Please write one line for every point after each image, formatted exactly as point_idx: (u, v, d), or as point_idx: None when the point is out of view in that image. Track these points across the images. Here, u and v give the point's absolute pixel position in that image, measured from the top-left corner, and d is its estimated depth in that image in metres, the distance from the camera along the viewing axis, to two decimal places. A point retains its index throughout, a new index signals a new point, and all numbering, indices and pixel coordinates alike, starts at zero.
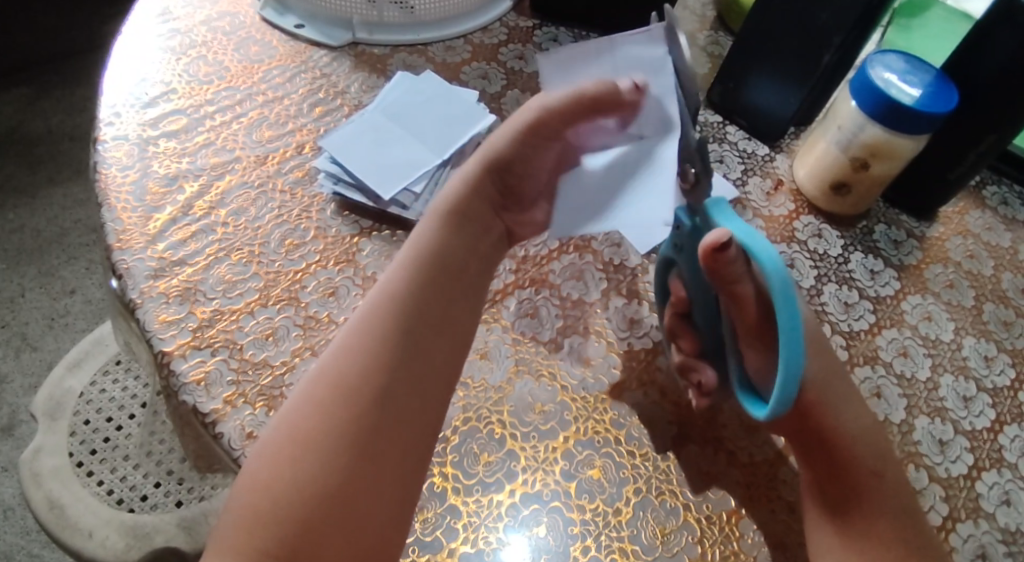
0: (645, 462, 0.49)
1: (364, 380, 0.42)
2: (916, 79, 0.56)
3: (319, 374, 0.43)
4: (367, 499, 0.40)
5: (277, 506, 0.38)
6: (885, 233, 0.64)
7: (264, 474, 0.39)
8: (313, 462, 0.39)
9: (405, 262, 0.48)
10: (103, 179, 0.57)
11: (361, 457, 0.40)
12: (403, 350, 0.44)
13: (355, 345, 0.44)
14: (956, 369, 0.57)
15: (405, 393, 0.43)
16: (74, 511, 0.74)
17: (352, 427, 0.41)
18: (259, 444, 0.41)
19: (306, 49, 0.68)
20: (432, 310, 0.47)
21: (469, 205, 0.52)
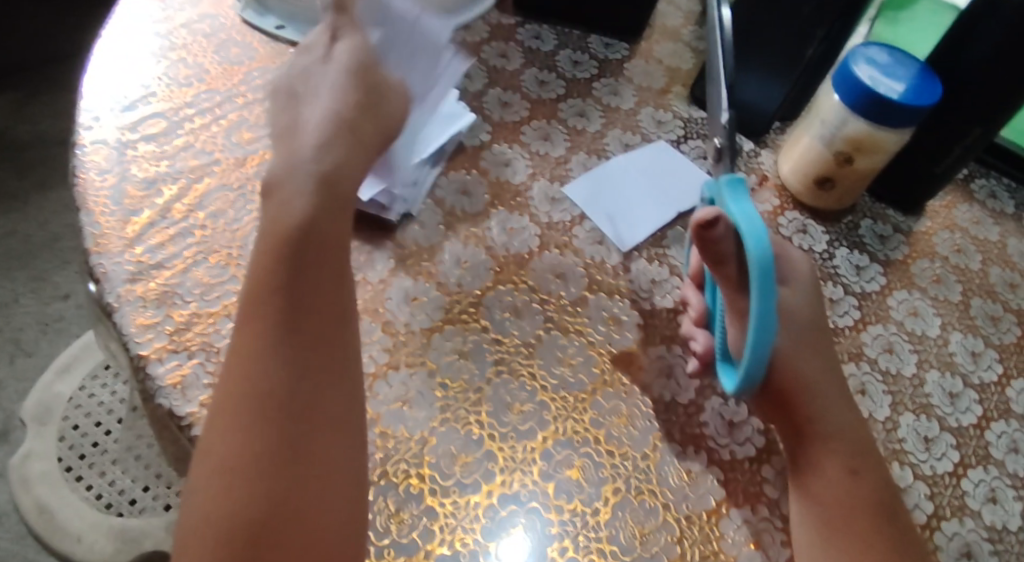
0: (625, 461, 0.49)
1: (257, 386, 0.39)
2: (900, 72, 0.56)
3: (224, 391, 0.40)
4: (301, 484, 0.38)
5: (211, 525, 0.36)
6: (871, 228, 0.63)
7: (198, 500, 0.37)
8: (236, 472, 0.37)
9: (259, 267, 0.44)
10: (81, 182, 0.57)
11: (281, 455, 0.38)
12: (293, 345, 0.41)
13: (250, 352, 0.40)
14: (942, 365, 0.56)
15: (313, 379, 0.41)
16: (64, 516, 0.76)
17: (262, 427, 0.38)
18: (192, 471, 0.38)
19: (287, 50, 0.68)
20: (308, 305, 0.43)
21: (333, 205, 0.46)
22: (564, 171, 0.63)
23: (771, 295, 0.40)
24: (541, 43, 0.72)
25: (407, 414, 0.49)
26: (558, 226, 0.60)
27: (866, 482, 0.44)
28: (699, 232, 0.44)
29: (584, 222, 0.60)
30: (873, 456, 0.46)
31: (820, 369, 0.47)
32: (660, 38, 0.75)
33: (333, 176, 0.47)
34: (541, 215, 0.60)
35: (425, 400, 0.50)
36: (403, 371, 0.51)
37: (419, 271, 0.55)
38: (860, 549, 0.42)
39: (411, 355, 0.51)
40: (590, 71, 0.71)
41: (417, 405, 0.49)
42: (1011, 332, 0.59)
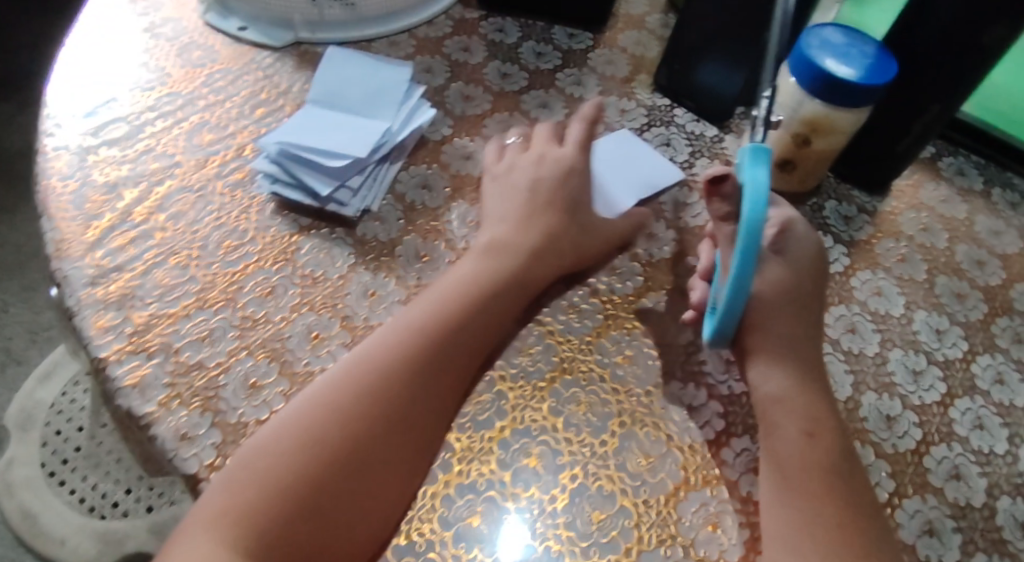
0: (583, 447, 0.49)
1: (377, 404, 0.44)
2: (855, 50, 0.55)
3: (342, 386, 0.45)
4: (359, 503, 0.42)
5: (270, 493, 0.40)
6: (836, 209, 0.63)
7: (265, 462, 0.42)
8: (321, 465, 0.42)
9: (446, 295, 0.50)
10: (44, 189, 0.58)
11: (358, 469, 0.43)
12: (405, 394, 0.45)
13: (366, 383, 0.45)
14: (905, 343, 0.56)
15: (416, 422, 0.46)
16: (47, 520, 0.76)
17: (355, 442, 0.43)
18: (269, 434, 0.43)
19: (249, 51, 0.69)
20: (460, 350, 0.48)
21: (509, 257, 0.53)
22: None
23: (760, 209, 0.41)
24: (505, 35, 0.72)
25: None
26: None
27: (817, 445, 0.44)
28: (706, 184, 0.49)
29: None
30: (828, 421, 0.46)
31: (769, 344, 0.48)
32: (625, 27, 0.75)
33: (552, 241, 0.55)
34: None
35: None
36: None
37: (378, 265, 0.56)
38: (813, 508, 0.42)
39: None
40: (553, 62, 0.71)
41: None
42: (977, 309, 0.59)
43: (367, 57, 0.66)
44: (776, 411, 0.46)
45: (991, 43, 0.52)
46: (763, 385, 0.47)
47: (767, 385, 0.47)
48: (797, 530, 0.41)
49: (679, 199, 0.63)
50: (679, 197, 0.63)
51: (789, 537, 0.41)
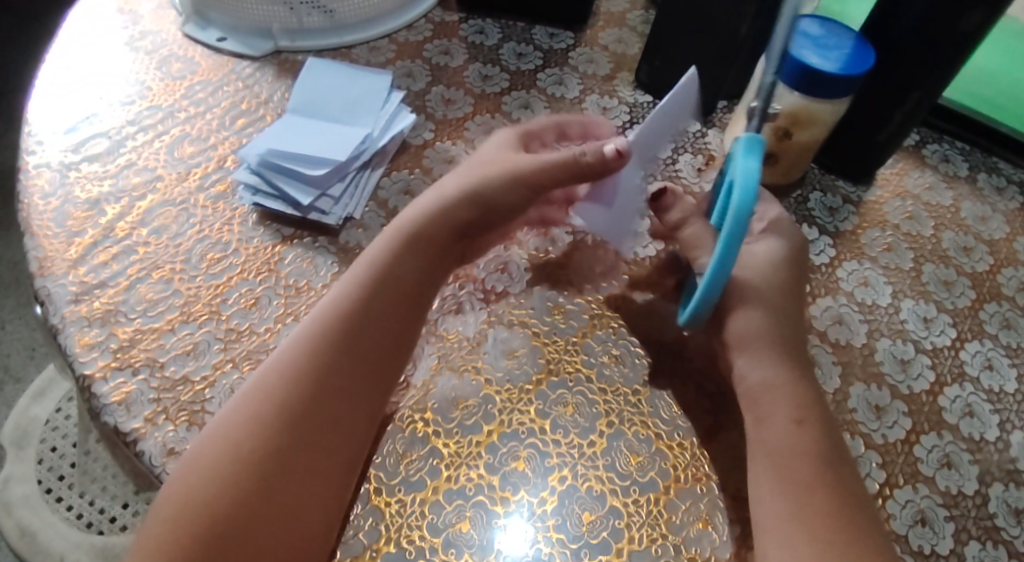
0: (571, 449, 0.49)
1: (299, 381, 0.44)
2: (831, 42, 0.55)
3: (254, 390, 0.44)
4: (293, 493, 0.41)
5: (197, 510, 0.39)
6: (821, 200, 0.63)
7: (189, 480, 0.41)
8: (244, 472, 0.40)
9: (358, 279, 0.48)
10: (25, 207, 0.58)
11: (283, 469, 0.41)
12: (322, 368, 0.44)
13: (284, 366, 0.44)
14: (893, 333, 0.56)
15: (342, 406, 0.44)
16: (46, 537, 0.76)
17: (271, 441, 0.42)
18: (196, 446, 0.42)
19: (229, 62, 0.68)
20: (381, 332, 0.47)
21: (432, 233, 0.50)
22: None
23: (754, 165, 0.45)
24: (485, 37, 0.72)
25: None
26: None
27: (806, 434, 0.43)
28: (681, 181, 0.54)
29: None
30: (815, 410, 0.45)
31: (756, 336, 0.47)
32: (606, 24, 0.74)
33: (478, 198, 0.51)
34: None
35: None
36: None
37: None
38: (805, 496, 0.41)
39: None
40: (534, 62, 0.70)
41: None
42: (965, 296, 0.59)
43: (348, 65, 0.66)
44: (762, 403, 0.46)
45: (969, 30, 0.52)
46: (750, 376, 0.47)
47: (753, 376, 0.47)
48: (788, 521, 0.41)
49: None
50: None
51: (778, 527, 0.41)
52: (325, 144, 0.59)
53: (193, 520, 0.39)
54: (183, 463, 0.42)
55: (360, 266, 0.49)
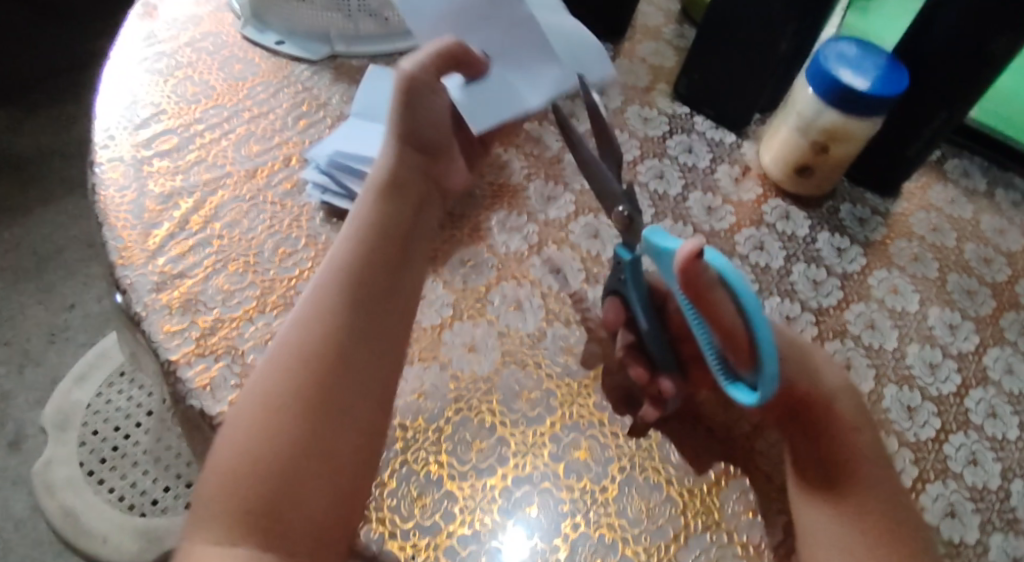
0: (628, 441, 0.52)
1: (321, 324, 0.43)
2: (870, 64, 0.59)
3: (271, 352, 0.43)
4: (343, 430, 0.41)
5: (255, 468, 0.38)
6: (851, 211, 0.66)
7: (238, 449, 0.39)
8: (285, 427, 0.40)
9: (352, 233, 0.47)
10: (103, 200, 0.60)
11: (331, 411, 0.41)
12: (343, 310, 0.44)
13: (301, 317, 0.44)
14: (922, 338, 0.60)
15: (362, 346, 0.43)
16: (88, 519, 0.75)
17: (312, 392, 0.41)
18: (227, 422, 0.41)
19: (288, 64, 0.71)
20: (381, 275, 0.46)
21: (407, 179, 0.50)
22: (558, 170, 0.66)
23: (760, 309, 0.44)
24: None
25: (423, 405, 0.52)
26: (555, 222, 0.62)
27: (854, 441, 0.47)
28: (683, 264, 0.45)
29: (579, 218, 0.62)
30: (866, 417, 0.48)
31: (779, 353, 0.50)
32: (643, 37, 0.77)
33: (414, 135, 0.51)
34: (538, 212, 0.62)
35: (439, 391, 0.53)
36: (417, 365, 0.53)
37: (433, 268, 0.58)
38: (859, 502, 0.45)
39: (424, 351, 0.54)
40: None
41: (431, 396, 0.52)
42: (986, 305, 0.63)
43: None
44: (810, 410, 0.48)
45: (999, 52, 0.56)
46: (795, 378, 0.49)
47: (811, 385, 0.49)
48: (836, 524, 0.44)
49: (703, 203, 0.65)
50: (703, 201, 0.65)
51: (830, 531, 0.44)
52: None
53: (252, 485, 0.38)
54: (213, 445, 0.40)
55: (350, 224, 0.48)
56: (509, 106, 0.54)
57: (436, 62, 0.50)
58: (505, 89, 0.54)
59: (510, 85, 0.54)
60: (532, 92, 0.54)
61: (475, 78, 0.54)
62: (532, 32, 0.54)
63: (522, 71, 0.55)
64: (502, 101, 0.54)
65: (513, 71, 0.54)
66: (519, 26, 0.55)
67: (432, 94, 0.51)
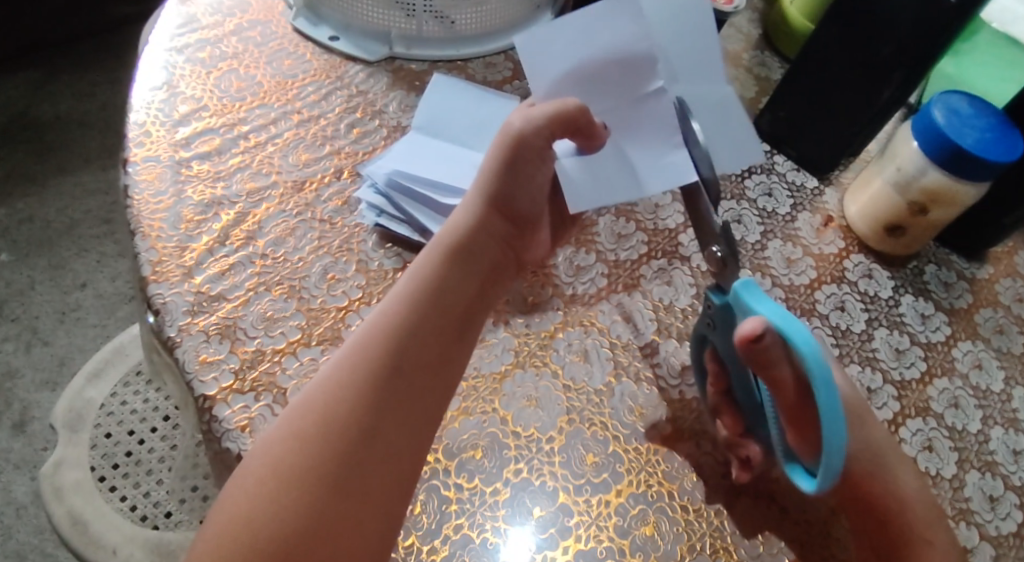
0: (700, 518, 0.48)
1: (362, 394, 0.41)
2: (982, 122, 0.53)
3: (300, 409, 0.41)
4: (356, 512, 0.39)
5: (256, 540, 0.37)
6: (936, 274, 0.62)
7: (246, 508, 0.38)
8: (293, 494, 0.38)
9: (405, 293, 0.46)
10: (135, 204, 0.55)
11: (349, 489, 0.39)
12: (384, 382, 0.42)
13: (339, 379, 0.42)
14: (1006, 421, 0.56)
15: (391, 426, 0.42)
16: (100, 527, 0.73)
17: (334, 466, 0.39)
18: (243, 469, 0.40)
19: (342, 64, 0.66)
20: (427, 347, 0.44)
21: (478, 244, 0.49)
22: (629, 206, 0.61)
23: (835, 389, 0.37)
24: None
25: (480, 463, 0.48)
26: (625, 265, 0.58)
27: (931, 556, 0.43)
28: (744, 348, 0.38)
29: (652, 261, 0.59)
30: (940, 524, 0.44)
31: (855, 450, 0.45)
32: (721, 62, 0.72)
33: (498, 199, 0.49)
34: (608, 252, 0.59)
35: (499, 450, 0.49)
36: (475, 417, 0.50)
37: (499, 316, 0.54)
38: None
39: (481, 403, 0.51)
40: None
41: (489, 453, 0.49)
42: None
43: (472, 83, 0.64)
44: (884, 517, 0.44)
45: None
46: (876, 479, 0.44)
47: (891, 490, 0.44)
48: None
49: (782, 254, 0.62)
50: (782, 251, 0.62)
51: None
52: (465, 172, 0.57)
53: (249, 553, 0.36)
54: (224, 491, 0.40)
55: (406, 282, 0.46)
56: (625, 189, 0.47)
57: (551, 124, 0.46)
58: (624, 169, 0.48)
59: (631, 165, 0.48)
60: (651, 179, 0.47)
61: (591, 151, 0.48)
62: (665, 118, 0.46)
63: (644, 149, 0.47)
64: (617, 183, 0.48)
65: (634, 148, 0.48)
66: (653, 105, 0.47)
67: (536, 159, 0.48)
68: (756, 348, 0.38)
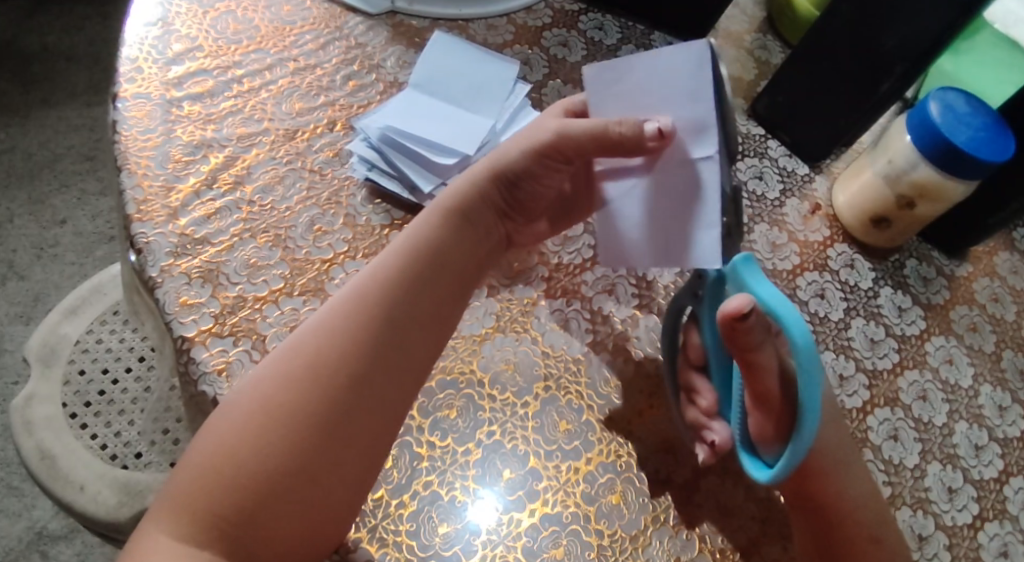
0: (665, 490, 0.48)
1: (355, 343, 0.42)
2: (976, 120, 0.53)
3: (290, 351, 0.42)
4: (340, 456, 0.40)
5: (239, 473, 0.38)
6: (916, 268, 0.63)
7: (231, 441, 0.39)
8: (282, 436, 0.39)
9: (405, 246, 0.45)
10: (123, 140, 0.55)
11: (335, 435, 0.40)
12: (378, 333, 0.43)
13: (333, 327, 0.42)
14: (971, 417, 0.57)
15: (380, 379, 0.42)
16: (68, 463, 0.70)
17: (321, 409, 0.40)
18: (227, 403, 0.40)
19: (342, 14, 0.64)
20: (425, 302, 0.45)
21: (480, 211, 0.48)
22: None
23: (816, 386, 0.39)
24: (604, 35, 0.67)
25: (454, 423, 0.49)
26: None
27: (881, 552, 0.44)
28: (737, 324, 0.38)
29: None
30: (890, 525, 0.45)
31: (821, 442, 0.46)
32: (724, 42, 0.71)
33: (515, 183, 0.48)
34: None
35: (473, 410, 0.49)
36: (452, 378, 0.50)
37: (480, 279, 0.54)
38: None
39: (460, 363, 0.51)
40: None
41: (464, 414, 0.49)
42: None
43: (473, 44, 0.63)
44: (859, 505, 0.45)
45: None
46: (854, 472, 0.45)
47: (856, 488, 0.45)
48: None
49: (768, 239, 0.62)
50: (768, 236, 0.62)
51: None
52: (459, 133, 0.58)
53: (231, 483, 0.38)
54: (208, 423, 0.40)
55: (408, 236, 0.46)
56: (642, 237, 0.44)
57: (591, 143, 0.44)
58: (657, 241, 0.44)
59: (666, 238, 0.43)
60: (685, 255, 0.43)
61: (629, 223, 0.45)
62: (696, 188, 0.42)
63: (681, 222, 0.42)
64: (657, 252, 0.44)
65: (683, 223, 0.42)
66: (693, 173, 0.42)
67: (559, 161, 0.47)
68: (739, 327, 0.38)
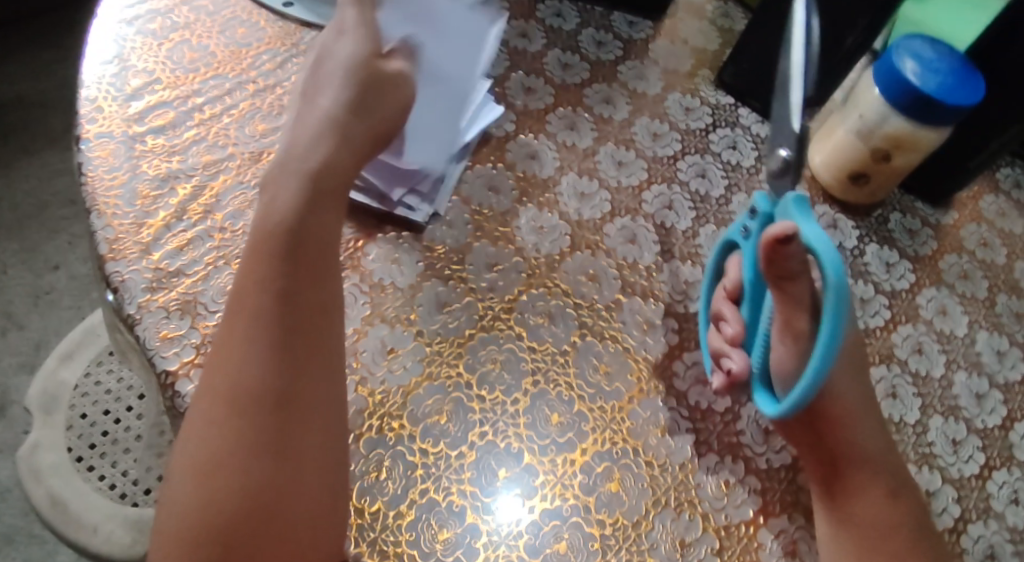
0: (664, 473, 0.48)
1: (247, 359, 0.41)
2: (944, 65, 0.52)
3: (198, 397, 0.41)
4: (297, 466, 0.40)
5: (204, 531, 0.38)
6: (901, 221, 0.62)
7: (187, 505, 0.38)
8: (230, 478, 0.38)
9: (264, 251, 0.44)
10: (89, 181, 0.55)
11: (282, 451, 0.40)
12: (275, 339, 0.42)
13: (227, 355, 0.41)
14: (969, 366, 0.56)
15: (297, 381, 0.41)
16: (78, 507, 0.73)
17: (254, 436, 0.39)
18: (168, 473, 0.40)
19: (296, 30, 0.64)
20: (308, 294, 0.44)
21: (331, 180, 0.47)
22: (592, 164, 0.61)
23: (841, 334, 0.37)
24: (563, 21, 0.67)
25: (445, 428, 0.48)
26: (588, 223, 0.58)
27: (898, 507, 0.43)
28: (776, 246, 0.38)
29: (614, 220, 0.58)
30: (904, 480, 0.45)
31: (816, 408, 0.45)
32: (685, 14, 0.70)
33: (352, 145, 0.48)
34: (571, 212, 0.58)
35: (462, 413, 0.49)
36: (440, 384, 0.50)
37: (458, 281, 0.54)
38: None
39: (446, 367, 0.51)
40: (614, 52, 0.66)
41: (454, 418, 0.49)
42: None
43: None
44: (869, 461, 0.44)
45: None
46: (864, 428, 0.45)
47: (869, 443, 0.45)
48: None
49: None
50: None
51: None
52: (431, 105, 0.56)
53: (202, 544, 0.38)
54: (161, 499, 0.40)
55: (260, 245, 0.44)
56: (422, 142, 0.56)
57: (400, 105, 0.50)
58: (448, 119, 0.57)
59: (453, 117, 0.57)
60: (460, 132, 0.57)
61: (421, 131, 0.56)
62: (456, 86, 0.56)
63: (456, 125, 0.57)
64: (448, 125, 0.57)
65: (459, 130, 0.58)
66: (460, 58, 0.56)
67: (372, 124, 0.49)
68: (781, 252, 0.38)
